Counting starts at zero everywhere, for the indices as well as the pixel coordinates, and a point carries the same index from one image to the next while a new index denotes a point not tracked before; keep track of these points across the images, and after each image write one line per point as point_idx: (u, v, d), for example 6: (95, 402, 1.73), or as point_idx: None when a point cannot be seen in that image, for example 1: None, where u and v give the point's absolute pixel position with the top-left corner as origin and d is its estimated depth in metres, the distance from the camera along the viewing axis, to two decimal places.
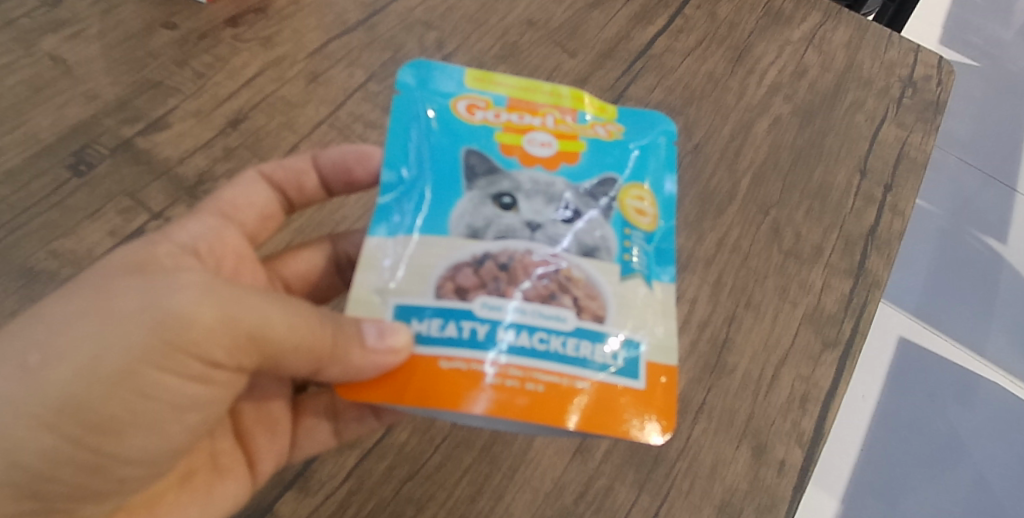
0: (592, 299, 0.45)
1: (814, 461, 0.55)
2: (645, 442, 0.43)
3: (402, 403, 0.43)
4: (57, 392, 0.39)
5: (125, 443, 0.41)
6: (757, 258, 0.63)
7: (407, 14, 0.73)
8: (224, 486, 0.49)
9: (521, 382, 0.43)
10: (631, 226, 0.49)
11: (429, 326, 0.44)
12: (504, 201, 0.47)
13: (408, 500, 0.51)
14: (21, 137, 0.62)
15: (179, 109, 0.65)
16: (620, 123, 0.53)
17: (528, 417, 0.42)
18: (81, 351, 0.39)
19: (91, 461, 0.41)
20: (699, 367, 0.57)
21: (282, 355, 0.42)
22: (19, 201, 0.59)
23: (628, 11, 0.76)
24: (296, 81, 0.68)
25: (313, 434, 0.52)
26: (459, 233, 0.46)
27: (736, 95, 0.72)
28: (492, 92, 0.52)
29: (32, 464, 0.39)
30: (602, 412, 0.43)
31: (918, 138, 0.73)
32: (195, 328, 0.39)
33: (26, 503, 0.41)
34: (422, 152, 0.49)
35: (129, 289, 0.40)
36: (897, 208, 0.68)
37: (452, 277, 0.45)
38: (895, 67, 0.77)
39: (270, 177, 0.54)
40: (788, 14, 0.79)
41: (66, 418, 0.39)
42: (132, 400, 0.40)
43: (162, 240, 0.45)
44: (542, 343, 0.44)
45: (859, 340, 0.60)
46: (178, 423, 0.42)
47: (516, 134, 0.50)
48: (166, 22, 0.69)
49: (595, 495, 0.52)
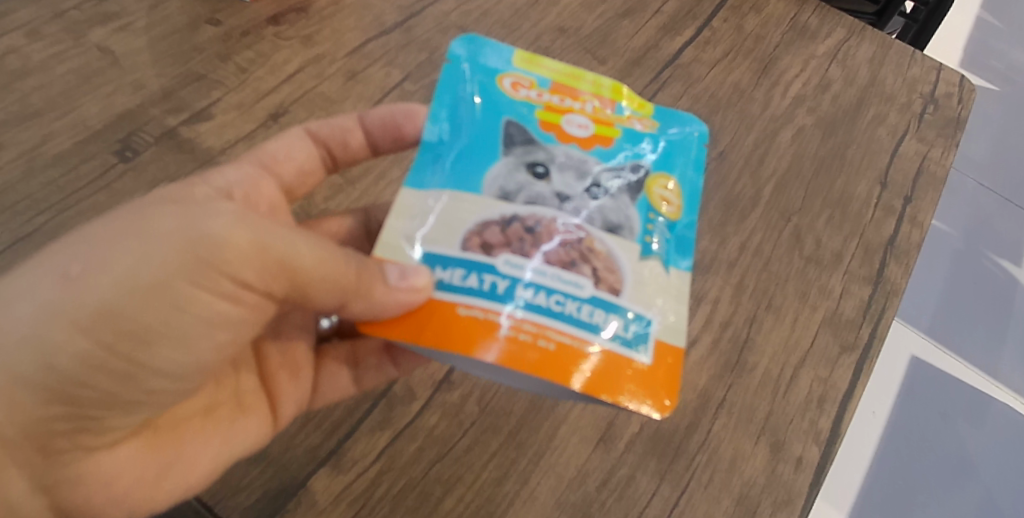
0: (611, 272, 0.47)
1: (831, 459, 0.57)
2: (645, 415, 0.45)
3: (417, 343, 0.44)
4: (95, 297, 0.41)
5: (157, 355, 0.43)
6: (778, 262, 0.64)
7: (443, 18, 0.76)
8: (246, 421, 0.51)
9: (534, 338, 0.44)
10: (655, 211, 0.51)
11: (453, 275, 0.45)
12: (538, 171, 0.49)
13: (437, 480, 0.53)
14: (71, 122, 0.64)
15: (222, 101, 0.67)
16: (655, 119, 0.55)
17: (535, 371, 0.43)
18: (119, 261, 0.41)
19: (122, 369, 0.42)
20: (720, 365, 0.59)
21: (309, 286, 0.44)
22: (67, 183, 0.61)
23: (656, 22, 0.78)
24: (335, 78, 0.70)
25: (335, 381, 0.55)
26: (491, 193, 0.48)
27: (761, 105, 0.74)
28: (537, 74, 0.54)
29: (66, 367, 0.41)
30: (607, 379, 0.44)
31: (939, 153, 0.75)
32: (229, 248, 0.42)
33: (59, 407, 0.43)
34: (463, 119, 0.51)
35: (168, 212, 0.42)
36: (916, 219, 0.70)
37: (479, 232, 0.47)
38: (917, 84, 0.80)
39: (316, 134, 0.57)
40: (813, 29, 0.81)
41: (102, 323, 0.41)
42: (166, 313, 0.42)
43: (199, 184, 0.48)
44: (558, 305, 0.45)
45: (877, 344, 0.62)
46: (209, 340, 0.44)
47: (555, 114, 0.52)
48: (210, 18, 0.72)
49: (617, 483, 0.54)
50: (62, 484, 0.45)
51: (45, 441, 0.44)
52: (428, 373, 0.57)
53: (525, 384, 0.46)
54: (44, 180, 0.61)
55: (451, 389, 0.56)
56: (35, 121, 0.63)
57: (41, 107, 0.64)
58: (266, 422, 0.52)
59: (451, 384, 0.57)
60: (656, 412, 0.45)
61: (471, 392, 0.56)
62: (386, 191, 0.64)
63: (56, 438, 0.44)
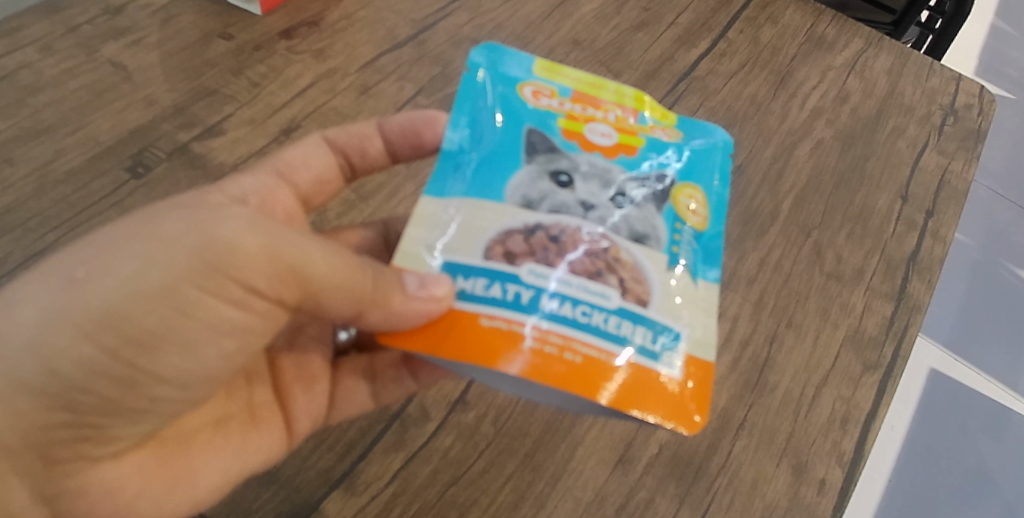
0: (638, 283, 0.46)
1: (854, 481, 0.55)
2: (675, 431, 0.43)
3: (438, 354, 0.43)
4: (99, 302, 0.40)
5: (160, 361, 0.42)
6: (798, 279, 0.63)
7: (456, 31, 0.75)
8: (259, 435, 0.51)
9: (560, 350, 0.43)
10: (682, 221, 0.49)
11: (474, 284, 0.45)
12: (562, 180, 0.48)
13: (452, 503, 0.52)
14: (82, 138, 0.63)
15: (235, 116, 0.67)
16: (679, 129, 0.54)
17: (562, 385, 0.42)
18: (125, 265, 0.40)
19: (124, 375, 0.41)
20: (741, 385, 0.58)
21: (322, 294, 0.43)
22: (79, 200, 0.60)
23: (672, 34, 0.78)
24: (348, 92, 0.70)
25: (352, 399, 0.54)
26: (514, 202, 0.47)
27: (779, 118, 0.73)
28: (558, 83, 0.53)
29: (67, 372, 0.40)
30: (636, 392, 0.43)
31: (960, 165, 0.74)
32: (239, 254, 0.41)
33: (59, 414, 0.42)
34: (483, 128, 0.50)
35: (176, 216, 0.41)
36: (938, 234, 0.68)
37: (501, 241, 0.46)
38: (937, 95, 0.78)
39: (334, 142, 0.56)
40: (830, 40, 0.80)
41: (105, 327, 0.40)
42: (171, 317, 0.41)
43: (214, 191, 0.48)
44: (584, 316, 0.44)
45: (900, 363, 0.61)
46: (215, 347, 0.43)
47: (578, 122, 0.51)
48: (222, 33, 0.72)
49: (636, 506, 0.53)
50: (64, 494, 0.44)
51: (46, 450, 0.42)
52: (442, 393, 0.56)
53: (549, 397, 0.45)
54: (56, 197, 0.60)
55: (465, 410, 0.55)
56: (47, 137, 0.63)
57: (53, 123, 0.64)
58: (281, 436, 0.51)
59: (466, 405, 0.56)
60: (686, 429, 0.44)
61: (486, 412, 0.55)
62: (399, 207, 0.64)
63: (58, 447, 0.43)
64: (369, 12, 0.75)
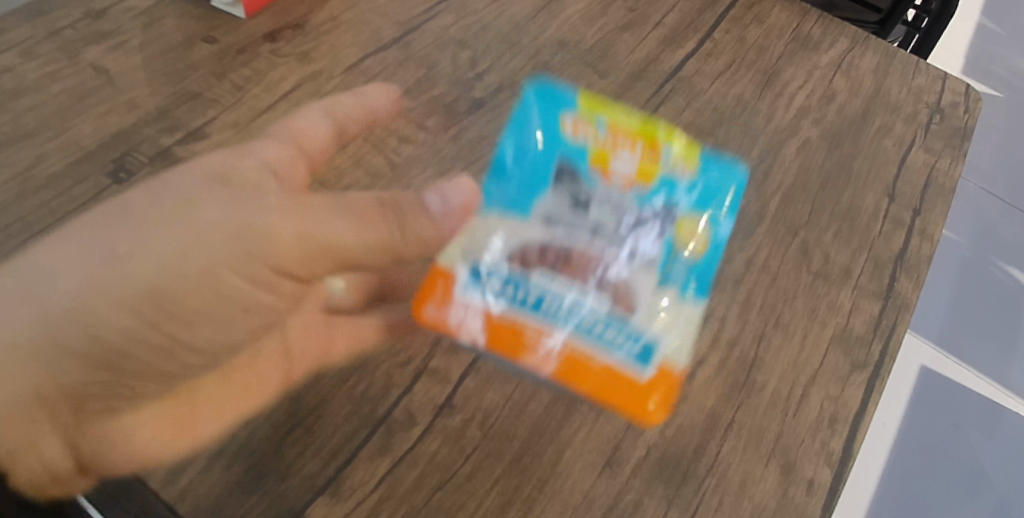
0: (624, 289, 0.50)
1: (844, 481, 0.55)
2: (642, 419, 0.48)
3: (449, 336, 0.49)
4: (142, 280, 0.43)
5: (196, 333, 0.47)
6: (786, 278, 0.63)
7: (442, 33, 0.75)
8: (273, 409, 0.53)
9: (547, 343, 0.48)
10: (680, 249, 0.51)
11: (483, 284, 0.50)
12: (580, 203, 0.51)
13: (439, 508, 0.52)
14: (63, 143, 0.63)
15: (218, 119, 0.66)
16: (705, 169, 0.53)
17: (550, 370, 0.48)
18: (168, 246, 0.43)
19: (160, 344, 0.47)
20: (728, 385, 0.57)
21: (353, 264, 0.46)
22: (60, 206, 0.60)
23: (658, 35, 0.78)
24: (332, 95, 0.69)
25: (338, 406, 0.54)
26: (534, 217, 0.50)
27: (765, 117, 0.73)
28: (601, 114, 0.54)
29: (107, 338, 0.44)
30: (612, 389, 0.48)
31: (946, 163, 0.74)
32: (275, 242, 0.43)
33: (97, 373, 0.46)
34: (522, 154, 0.52)
35: (216, 200, 0.44)
36: (926, 231, 0.68)
37: (513, 248, 0.50)
38: (923, 93, 0.79)
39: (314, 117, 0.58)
40: (816, 40, 0.80)
41: (146, 303, 0.44)
42: (206, 297, 0.45)
43: (245, 157, 0.50)
44: (572, 314, 0.49)
45: (888, 362, 0.60)
46: (244, 324, 0.49)
47: (606, 157, 0.52)
48: (206, 36, 0.71)
49: (624, 509, 0.53)
50: (102, 438, 0.50)
51: (81, 403, 0.48)
52: (428, 397, 0.56)
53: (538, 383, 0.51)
54: (37, 202, 0.60)
55: (452, 414, 0.55)
56: (28, 142, 0.62)
57: (34, 128, 0.63)
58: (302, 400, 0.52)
59: (453, 409, 0.55)
60: (647, 418, 0.48)
61: (473, 416, 0.55)
62: None
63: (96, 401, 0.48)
64: (354, 14, 0.75)
